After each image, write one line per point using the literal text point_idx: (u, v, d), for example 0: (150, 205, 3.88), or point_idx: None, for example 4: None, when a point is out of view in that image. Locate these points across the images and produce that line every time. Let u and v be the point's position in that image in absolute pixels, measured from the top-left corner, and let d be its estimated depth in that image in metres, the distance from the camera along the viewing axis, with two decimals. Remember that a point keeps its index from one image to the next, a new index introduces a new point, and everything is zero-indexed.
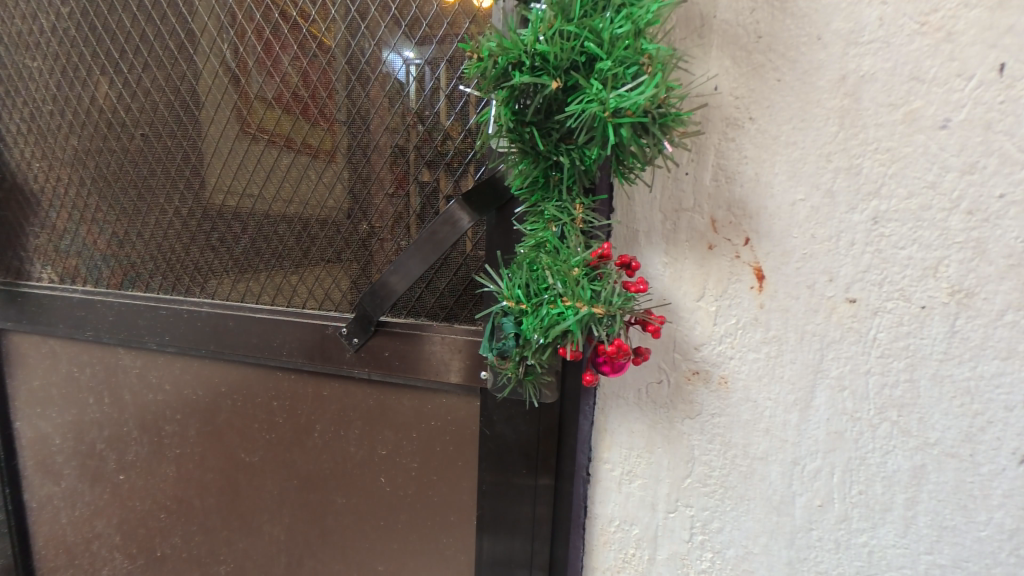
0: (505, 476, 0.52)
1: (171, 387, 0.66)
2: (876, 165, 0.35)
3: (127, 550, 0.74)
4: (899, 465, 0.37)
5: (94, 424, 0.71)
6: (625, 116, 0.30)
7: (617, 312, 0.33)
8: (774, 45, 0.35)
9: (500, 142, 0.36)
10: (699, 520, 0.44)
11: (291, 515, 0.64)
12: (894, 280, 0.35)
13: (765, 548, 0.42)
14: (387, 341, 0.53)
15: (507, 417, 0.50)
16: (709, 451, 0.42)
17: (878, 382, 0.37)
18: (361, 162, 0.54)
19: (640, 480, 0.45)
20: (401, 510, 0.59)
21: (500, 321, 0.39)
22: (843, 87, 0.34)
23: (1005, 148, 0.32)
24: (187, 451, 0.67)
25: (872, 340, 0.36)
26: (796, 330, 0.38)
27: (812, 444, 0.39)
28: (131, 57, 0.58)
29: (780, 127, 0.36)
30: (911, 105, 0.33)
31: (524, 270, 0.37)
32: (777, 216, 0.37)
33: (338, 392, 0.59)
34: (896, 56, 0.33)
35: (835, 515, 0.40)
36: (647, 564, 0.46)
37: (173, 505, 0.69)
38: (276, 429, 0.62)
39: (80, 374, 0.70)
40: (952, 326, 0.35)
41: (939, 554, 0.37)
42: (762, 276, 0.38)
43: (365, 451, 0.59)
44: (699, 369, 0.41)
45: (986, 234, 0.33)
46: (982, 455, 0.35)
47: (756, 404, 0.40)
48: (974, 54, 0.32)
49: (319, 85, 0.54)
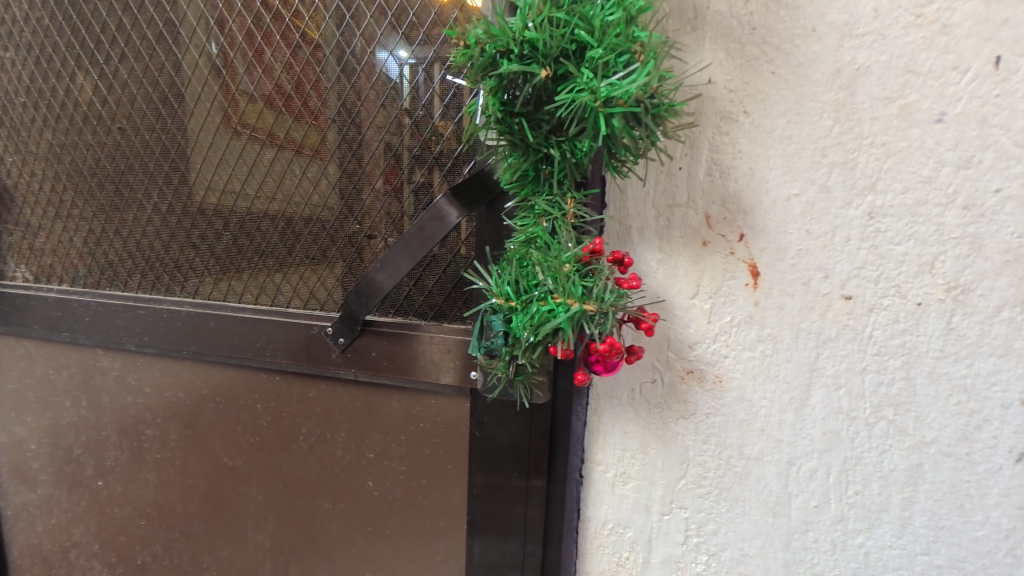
0: (496, 479, 0.50)
1: (151, 389, 0.64)
2: (871, 159, 0.34)
3: (106, 558, 0.71)
4: (896, 464, 0.37)
5: (72, 429, 0.68)
6: (616, 106, 0.29)
7: (610, 309, 0.32)
8: (768, 37, 0.35)
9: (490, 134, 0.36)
10: (694, 522, 0.43)
11: (277, 521, 0.63)
12: (890, 277, 0.35)
13: (761, 550, 0.41)
14: (375, 341, 0.52)
15: (499, 418, 0.48)
16: (703, 452, 0.41)
17: (874, 380, 0.36)
18: (347, 157, 0.53)
19: (634, 482, 0.44)
20: (389, 514, 0.57)
21: (489, 320, 0.37)
22: (838, 80, 0.34)
23: (1001, 142, 0.32)
24: (168, 456, 0.65)
25: (868, 337, 0.36)
26: (791, 328, 0.37)
27: (808, 443, 0.38)
28: (109, 48, 0.57)
29: (775, 121, 0.35)
30: (907, 98, 0.33)
31: (514, 266, 0.36)
32: (772, 211, 0.36)
33: (324, 393, 0.57)
34: (891, 48, 0.33)
35: (831, 516, 0.39)
36: (641, 568, 0.45)
37: (154, 512, 0.67)
38: (261, 432, 0.61)
39: (56, 377, 0.67)
40: (948, 323, 0.34)
41: (935, 555, 0.37)
42: (756, 273, 0.37)
43: (352, 454, 0.58)
44: (694, 368, 0.40)
45: (982, 230, 0.33)
46: (978, 454, 0.35)
47: (751, 403, 0.39)
48: (969, 47, 0.31)
49: (304, 78, 0.52)
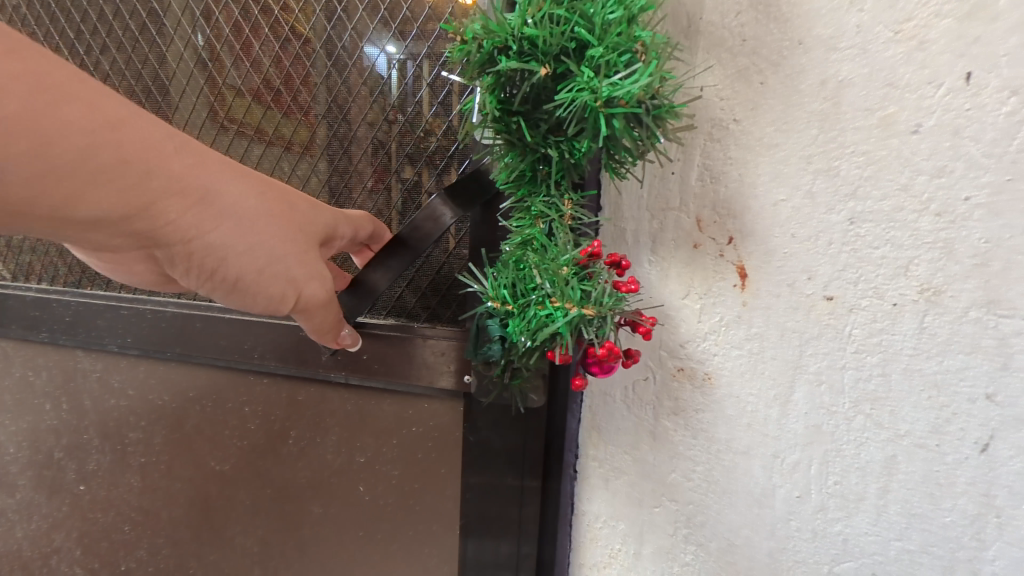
0: (491, 479, 0.51)
1: (135, 391, 0.62)
2: (853, 167, 0.36)
3: (89, 564, 0.70)
4: (872, 455, 0.39)
5: (52, 433, 0.67)
6: (618, 106, 0.30)
7: (608, 312, 0.33)
8: (758, 48, 0.36)
9: (487, 133, 0.36)
10: (684, 515, 0.44)
11: (266, 527, 0.62)
12: (869, 278, 0.37)
13: (747, 539, 0.43)
14: (366, 344, 0.52)
15: (493, 423, 0.49)
16: (693, 446, 0.43)
17: (853, 376, 0.38)
18: (340, 154, 0.53)
19: (627, 476, 0.46)
20: (381, 520, 0.58)
21: (486, 324, 0.38)
22: (824, 91, 0.35)
23: (972, 152, 0.33)
24: (153, 460, 0.64)
25: (848, 336, 0.38)
26: (777, 327, 0.39)
27: (792, 437, 0.40)
28: (89, 37, 0.55)
29: (764, 129, 0.37)
30: (887, 110, 0.35)
31: (511, 269, 0.37)
32: (760, 216, 0.38)
33: (315, 396, 0.57)
34: (872, 62, 0.34)
35: (812, 505, 0.41)
36: (633, 559, 0.47)
37: (139, 517, 0.66)
38: (247, 436, 0.60)
39: (35, 378, 0.65)
40: (921, 322, 0.36)
41: (908, 540, 0.39)
42: (745, 275, 0.39)
43: (343, 457, 0.58)
44: (685, 366, 0.42)
45: (952, 235, 0.34)
46: (947, 446, 0.36)
47: (739, 399, 0.41)
48: (944, 63, 0.33)
49: (294, 73, 0.52)
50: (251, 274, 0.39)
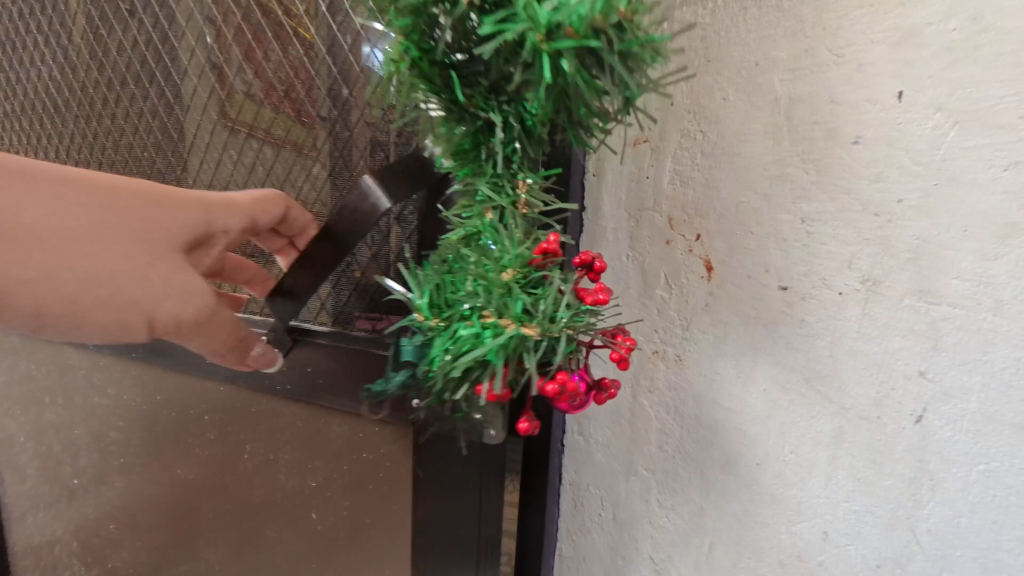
0: (437, 501, 0.54)
1: (111, 389, 0.72)
2: (803, 172, 0.41)
3: (85, 557, 0.81)
4: (824, 427, 0.44)
5: (88, 419, 0.75)
6: (567, 36, 0.29)
7: (557, 330, 0.36)
8: (721, 67, 0.43)
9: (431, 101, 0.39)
10: (659, 480, 0.50)
11: (228, 542, 0.69)
12: (819, 271, 0.42)
13: (715, 501, 0.49)
14: (312, 358, 0.60)
15: (436, 451, 0.53)
16: (666, 421, 0.47)
17: (805, 357, 0.44)
18: (341, 155, 0.58)
19: (611, 446, 0.51)
20: (336, 545, 0.61)
21: (423, 342, 0.43)
22: (778, 106, 0.41)
23: (903, 161, 0.38)
24: (129, 460, 0.73)
25: (801, 322, 0.43)
26: (740, 314, 0.44)
27: (754, 410, 0.46)
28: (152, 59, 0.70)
29: (727, 140, 0.42)
30: (832, 124, 0.40)
31: (445, 283, 0.41)
32: (723, 217, 0.43)
33: (268, 411, 0.63)
34: (819, 82, 0.40)
35: (772, 473, 0.46)
36: (616, 521, 0.52)
37: (121, 516, 0.76)
38: (209, 446, 0.67)
39: (68, 369, 0.74)
40: (864, 309, 0.41)
41: (854, 501, 0.43)
42: (711, 267, 0.44)
43: (296, 481, 0.63)
44: (661, 348, 0.48)
45: (891, 231, 0.39)
46: (887, 416, 0.41)
47: (708, 378, 0.46)
48: (881, 83, 0.38)
49: (301, 81, 0.58)
50: (89, 298, 0.44)
